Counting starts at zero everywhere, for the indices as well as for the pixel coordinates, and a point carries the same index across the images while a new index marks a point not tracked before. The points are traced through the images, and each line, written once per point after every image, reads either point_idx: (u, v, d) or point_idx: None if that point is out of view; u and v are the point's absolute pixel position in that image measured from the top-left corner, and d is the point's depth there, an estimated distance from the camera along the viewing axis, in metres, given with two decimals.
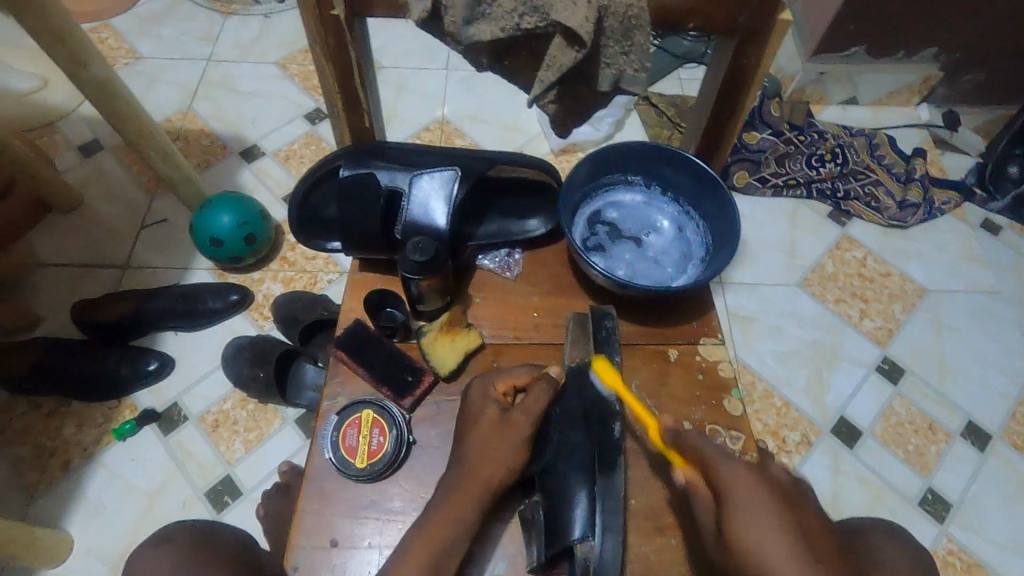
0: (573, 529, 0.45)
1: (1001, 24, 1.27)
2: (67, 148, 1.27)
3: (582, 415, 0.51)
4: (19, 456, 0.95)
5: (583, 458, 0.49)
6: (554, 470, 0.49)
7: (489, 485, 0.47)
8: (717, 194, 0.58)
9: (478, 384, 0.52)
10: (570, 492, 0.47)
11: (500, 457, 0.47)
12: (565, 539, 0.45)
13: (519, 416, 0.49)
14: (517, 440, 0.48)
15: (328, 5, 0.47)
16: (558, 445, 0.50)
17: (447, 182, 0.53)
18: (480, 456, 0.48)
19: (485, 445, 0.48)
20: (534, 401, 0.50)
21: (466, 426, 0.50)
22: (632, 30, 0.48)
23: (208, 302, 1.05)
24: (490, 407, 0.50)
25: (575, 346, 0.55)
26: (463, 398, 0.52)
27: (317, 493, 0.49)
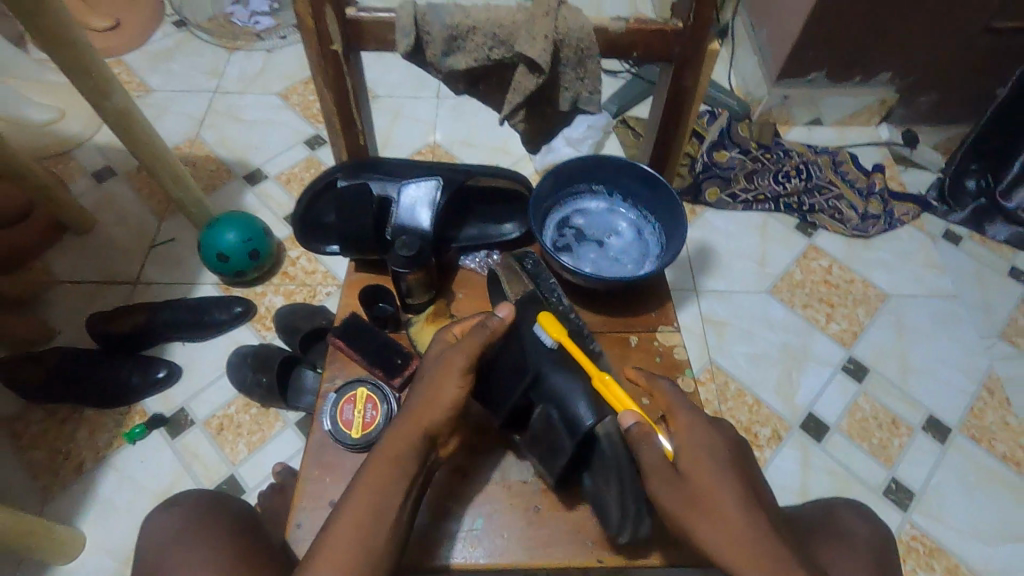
0: (580, 417, 0.54)
1: (948, 50, 1.37)
2: (82, 175, 1.36)
3: (540, 342, 0.57)
4: (35, 460, 1.00)
5: (557, 368, 0.56)
6: (542, 383, 0.56)
7: (426, 427, 0.53)
8: (668, 200, 0.67)
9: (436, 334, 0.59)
10: (564, 395, 0.55)
11: (441, 386, 0.54)
12: (580, 429, 0.54)
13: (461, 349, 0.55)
14: (454, 370, 0.54)
15: (328, 42, 0.55)
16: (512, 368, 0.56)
17: (431, 190, 0.61)
18: (424, 393, 0.54)
19: (427, 381, 0.55)
20: (475, 334, 0.56)
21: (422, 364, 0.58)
22: (586, 60, 0.56)
23: (215, 313, 1.12)
24: (440, 343, 0.57)
25: (511, 283, 0.61)
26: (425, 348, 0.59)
27: (319, 461, 0.56)
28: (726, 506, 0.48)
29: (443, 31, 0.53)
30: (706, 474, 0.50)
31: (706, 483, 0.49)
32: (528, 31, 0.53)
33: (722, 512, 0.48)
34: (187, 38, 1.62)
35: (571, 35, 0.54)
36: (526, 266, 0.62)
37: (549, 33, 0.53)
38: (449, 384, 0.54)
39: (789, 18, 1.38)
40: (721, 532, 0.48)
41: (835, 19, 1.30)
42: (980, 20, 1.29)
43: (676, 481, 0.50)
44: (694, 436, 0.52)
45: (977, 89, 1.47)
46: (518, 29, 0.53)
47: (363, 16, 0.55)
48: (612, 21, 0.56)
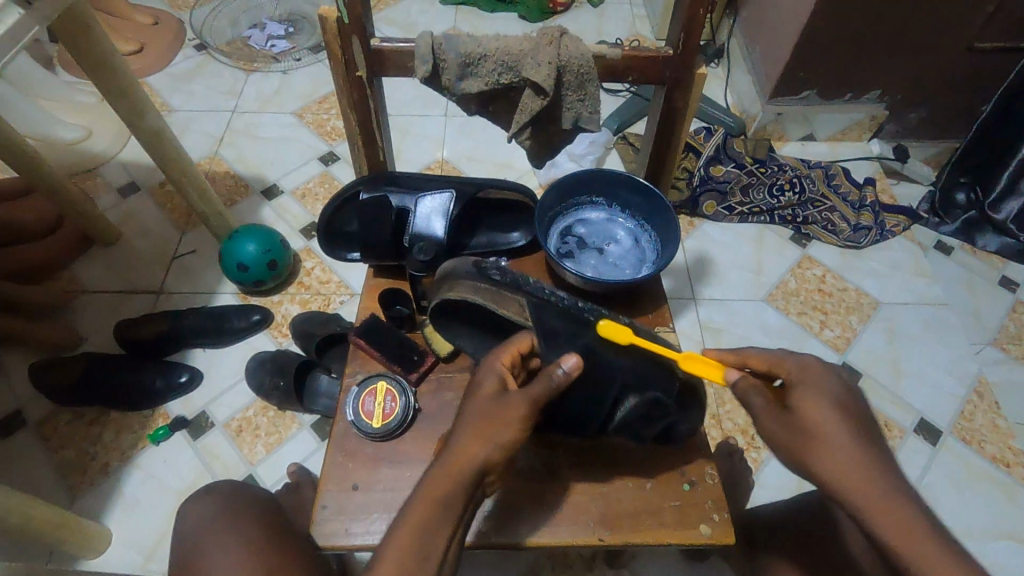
0: (667, 383, 0.60)
1: (933, 69, 1.43)
2: (108, 190, 1.43)
3: (599, 339, 0.59)
4: (63, 460, 1.06)
5: (634, 363, 0.60)
6: (625, 378, 0.60)
7: (471, 465, 0.52)
8: (662, 209, 0.72)
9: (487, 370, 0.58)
10: (650, 376, 0.60)
11: (494, 432, 0.53)
12: (670, 392, 0.60)
13: (514, 398, 0.54)
14: (515, 415, 0.54)
15: (354, 67, 0.62)
16: (587, 388, 0.60)
17: (445, 202, 0.67)
18: (472, 431, 0.54)
19: (477, 423, 0.54)
20: (535, 387, 0.55)
21: (466, 413, 0.56)
22: (585, 83, 0.62)
23: (234, 321, 1.18)
24: (492, 381, 0.57)
25: (495, 300, 0.60)
26: (476, 385, 0.57)
27: (342, 448, 0.61)
28: (834, 441, 0.53)
29: (457, 59, 0.59)
30: (817, 412, 0.55)
31: (818, 419, 0.54)
32: (534, 58, 0.59)
33: (830, 443, 0.53)
34: (207, 60, 1.70)
35: (572, 61, 0.60)
36: (495, 278, 0.62)
37: (552, 59, 0.59)
38: (509, 425, 0.53)
39: (781, 40, 1.44)
40: (827, 461, 0.53)
41: (824, 40, 1.37)
42: (963, 40, 1.35)
43: (785, 416, 0.56)
44: (810, 385, 0.56)
45: (963, 106, 1.53)
46: (524, 57, 0.59)
47: (384, 46, 0.60)
48: (609, 48, 0.61)
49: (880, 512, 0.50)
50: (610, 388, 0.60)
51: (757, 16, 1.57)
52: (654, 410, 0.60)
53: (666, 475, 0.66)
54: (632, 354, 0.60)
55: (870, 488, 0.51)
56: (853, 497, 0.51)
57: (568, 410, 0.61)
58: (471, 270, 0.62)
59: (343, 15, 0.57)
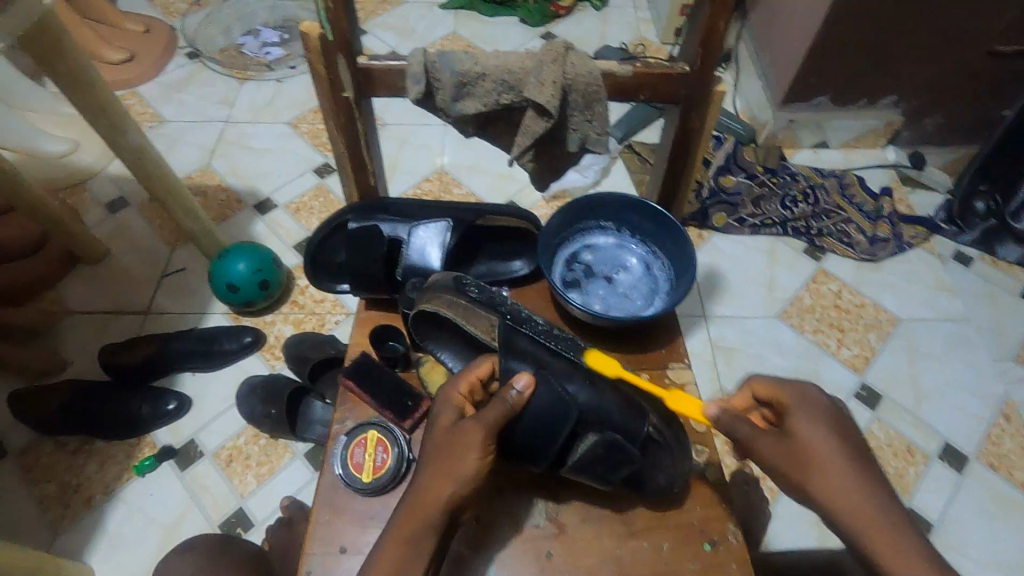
0: (633, 423, 0.54)
1: (952, 74, 1.38)
2: (96, 205, 1.38)
3: (560, 369, 0.54)
4: (45, 493, 1.01)
5: (594, 395, 0.54)
6: (584, 411, 0.53)
7: (440, 503, 0.48)
8: (676, 235, 0.67)
9: (442, 397, 0.54)
10: (614, 415, 0.54)
11: (455, 465, 0.49)
12: (636, 434, 0.54)
13: (471, 424, 0.50)
14: (473, 445, 0.49)
15: (340, 88, 0.56)
16: (538, 422, 0.51)
17: (441, 231, 0.62)
18: (434, 469, 0.50)
19: (438, 458, 0.50)
20: (490, 411, 0.50)
21: (425, 446, 0.52)
22: (593, 102, 0.57)
23: (224, 343, 1.12)
24: (449, 412, 0.52)
25: (466, 317, 0.57)
26: (430, 414, 0.53)
27: (328, 505, 0.56)
28: (828, 472, 0.51)
29: (453, 78, 0.54)
30: (814, 441, 0.52)
31: (813, 450, 0.51)
32: (537, 77, 0.54)
33: (831, 468, 0.51)
34: (199, 69, 1.65)
35: (578, 79, 0.55)
36: (473, 295, 0.59)
37: (557, 78, 0.54)
38: (469, 456, 0.49)
39: (793, 44, 1.39)
40: (823, 487, 0.50)
41: (838, 45, 1.31)
42: (984, 44, 1.30)
43: (781, 440, 0.53)
44: (799, 410, 0.54)
45: (983, 112, 1.47)
46: (526, 76, 0.54)
47: (373, 64, 0.55)
48: (619, 65, 0.56)
49: (864, 528, 0.48)
50: (567, 419, 0.51)
51: (768, 19, 1.51)
52: (614, 452, 0.52)
53: (682, 531, 0.60)
54: (596, 386, 0.54)
55: (871, 514, 0.49)
56: (843, 518, 0.49)
57: (513, 446, 0.53)
58: (450, 284, 0.58)
59: (327, 31, 0.52)
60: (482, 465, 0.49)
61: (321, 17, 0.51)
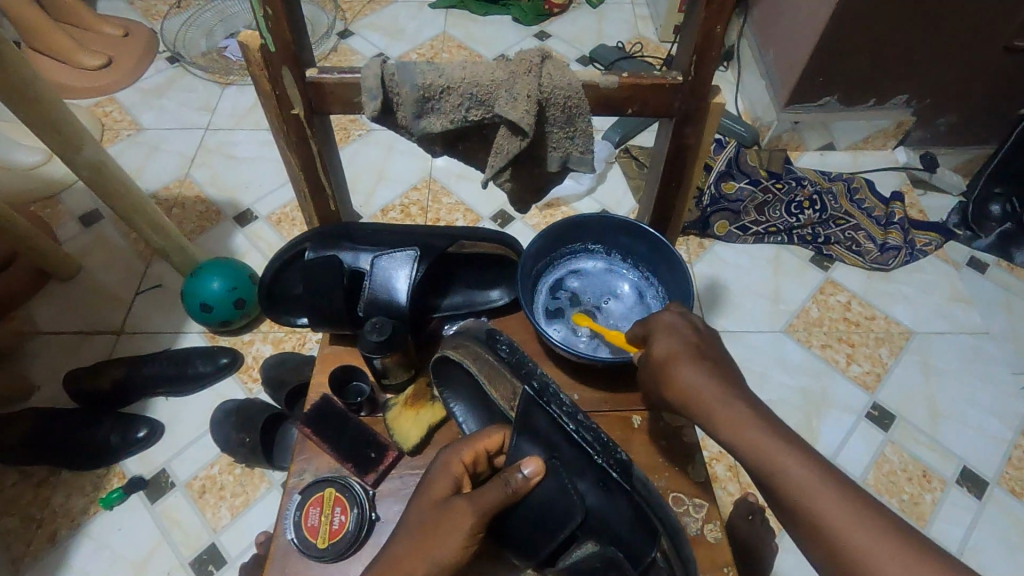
0: (643, 542, 0.45)
1: (967, 72, 1.30)
2: (69, 219, 1.32)
3: (574, 457, 0.47)
4: (7, 528, 0.95)
5: (607, 496, 0.46)
6: (590, 513, 0.46)
7: None
8: (671, 261, 0.60)
9: (440, 461, 0.48)
10: (622, 528, 0.45)
11: (433, 545, 0.43)
12: (643, 558, 0.45)
13: (461, 504, 0.44)
14: (457, 527, 0.43)
15: (288, 105, 0.50)
16: (537, 511, 0.46)
17: (408, 261, 0.55)
18: (411, 539, 0.44)
19: (420, 531, 0.44)
20: (485, 494, 0.44)
21: (412, 511, 0.47)
22: (574, 117, 0.50)
23: (197, 366, 1.07)
24: (447, 482, 0.47)
25: (493, 378, 0.52)
26: (425, 475, 0.48)
27: (280, 574, 0.50)
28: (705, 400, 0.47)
29: (413, 92, 0.48)
30: (673, 351, 0.51)
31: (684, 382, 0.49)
32: (509, 91, 0.48)
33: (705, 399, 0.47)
34: (180, 74, 1.59)
35: (557, 93, 0.48)
36: (502, 356, 0.53)
37: (532, 92, 0.47)
38: (451, 542, 0.43)
39: (799, 41, 1.31)
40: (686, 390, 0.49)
41: (846, 42, 1.24)
42: (1000, 40, 1.22)
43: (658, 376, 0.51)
44: (660, 321, 0.54)
45: (999, 111, 1.40)
46: (497, 88, 0.48)
47: (324, 77, 0.49)
48: (603, 76, 0.49)
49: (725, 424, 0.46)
50: (568, 521, 0.46)
51: (771, 15, 1.44)
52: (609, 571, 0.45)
53: None
54: (611, 491, 0.46)
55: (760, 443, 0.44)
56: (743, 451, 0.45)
57: (505, 532, 0.47)
58: (482, 338, 0.54)
59: (267, 41, 0.45)
60: (462, 554, 0.44)
61: (259, 26, 0.45)
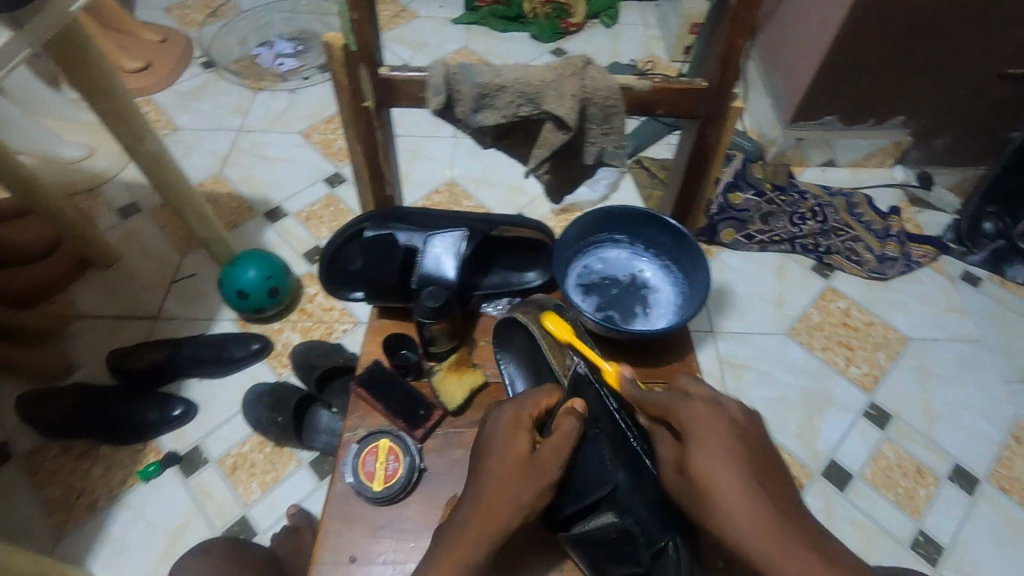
0: (658, 530, 0.54)
1: (959, 97, 1.39)
2: (108, 210, 1.39)
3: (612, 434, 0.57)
4: (49, 497, 1.00)
5: (636, 477, 0.56)
6: (617, 491, 0.56)
7: (504, 528, 0.48)
8: (692, 250, 0.67)
9: (511, 413, 0.54)
10: (642, 506, 0.55)
11: (523, 490, 0.49)
12: (655, 541, 0.54)
13: (549, 455, 0.51)
14: (542, 474, 0.51)
15: (361, 98, 0.57)
16: (587, 478, 0.56)
17: (456, 241, 0.61)
18: (496, 486, 0.49)
19: (505, 480, 0.50)
20: (561, 440, 0.52)
21: (485, 467, 0.51)
22: (611, 116, 0.57)
23: (232, 350, 1.13)
24: (522, 438, 0.52)
25: (553, 348, 0.62)
26: (494, 425, 0.54)
27: (339, 513, 0.56)
28: (717, 478, 0.48)
29: (473, 90, 0.54)
30: (705, 446, 0.50)
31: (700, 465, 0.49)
32: (557, 90, 0.55)
33: (714, 482, 0.48)
34: (214, 79, 1.67)
35: (597, 94, 0.55)
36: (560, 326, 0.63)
37: (577, 92, 0.54)
38: (534, 486, 0.50)
39: (803, 63, 1.40)
40: (729, 520, 0.47)
41: (847, 64, 1.32)
42: (992, 67, 1.31)
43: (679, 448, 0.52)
44: (682, 410, 0.52)
45: (991, 134, 1.48)
46: (546, 88, 0.55)
47: (394, 75, 0.56)
48: (637, 80, 0.57)
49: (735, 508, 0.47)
50: (601, 489, 0.55)
51: (776, 39, 1.53)
52: (620, 543, 0.54)
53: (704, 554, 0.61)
54: (641, 477, 0.56)
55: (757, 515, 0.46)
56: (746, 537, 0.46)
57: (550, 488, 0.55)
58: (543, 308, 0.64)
59: (350, 42, 0.53)
60: (538, 499, 0.50)
61: (345, 28, 0.52)
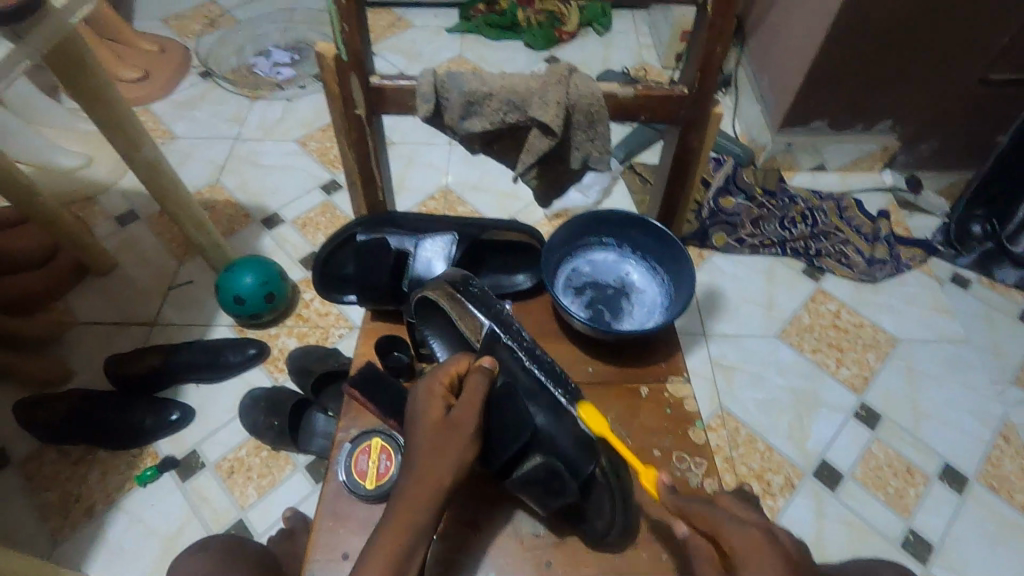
0: (584, 458, 0.57)
1: (944, 103, 1.42)
2: (106, 218, 1.40)
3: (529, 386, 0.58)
4: (46, 502, 1.01)
5: (555, 416, 0.58)
6: (540, 433, 0.57)
7: (441, 486, 0.51)
8: (676, 252, 0.69)
9: (424, 382, 0.56)
10: (566, 443, 0.57)
11: (445, 455, 0.52)
12: (582, 470, 0.57)
13: (462, 414, 0.54)
14: (461, 431, 0.53)
15: (353, 105, 0.59)
16: (501, 428, 0.56)
17: (447, 245, 0.66)
18: (420, 457, 0.52)
19: (425, 450, 0.52)
20: (471, 398, 0.54)
21: (411, 438, 0.54)
22: (595, 122, 0.59)
23: (229, 355, 1.14)
24: (436, 406, 0.54)
25: (452, 305, 0.60)
26: (413, 399, 0.56)
27: (332, 511, 0.57)
28: None
29: (461, 97, 0.56)
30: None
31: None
32: (542, 98, 0.56)
33: None
34: (211, 88, 1.69)
35: (582, 101, 0.57)
36: (473, 291, 0.62)
37: (561, 99, 0.56)
38: (455, 446, 0.52)
39: (792, 70, 1.42)
40: None
41: (834, 70, 1.35)
42: (977, 72, 1.33)
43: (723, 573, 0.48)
44: (727, 529, 0.48)
45: (977, 139, 1.50)
46: (532, 95, 0.56)
47: (385, 83, 0.58)
48: (620, 87, 0.58)
49: None
50: (521, 438, 0.55)
51: (766, 46, 1.56)
52: (552, 480, 0.55)
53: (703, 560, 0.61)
54: (560, 414, 0.58)
55: None
56: None
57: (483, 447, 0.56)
58: (458, 276, 0.63)
59: (341, 52, 0.55)
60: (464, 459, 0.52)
61: (336, 38, 0.54)
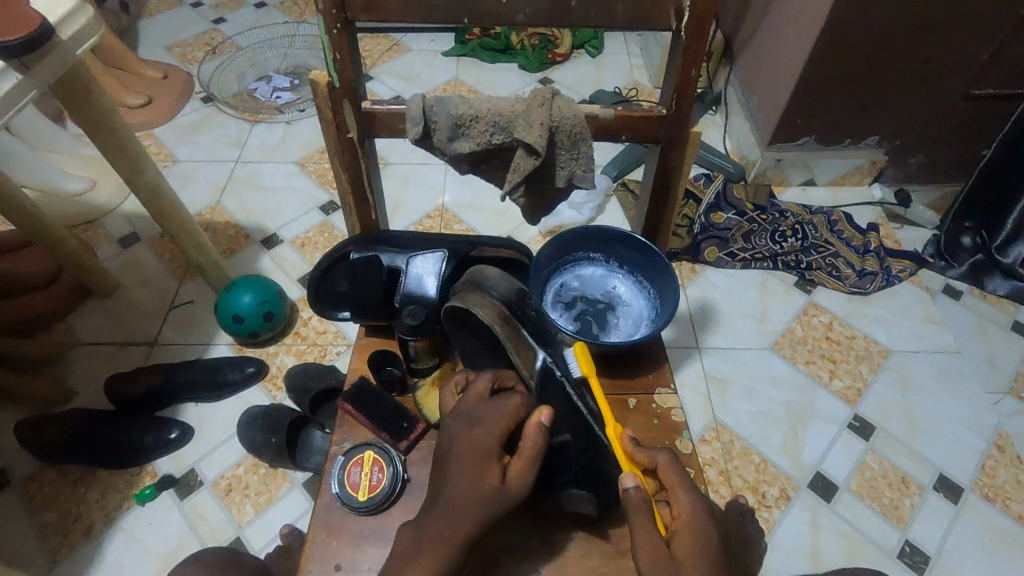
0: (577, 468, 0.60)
1: (928, 118, 1.45)
2: (108, 240, 1.43)
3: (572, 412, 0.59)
4: (45, 522, 1.02)
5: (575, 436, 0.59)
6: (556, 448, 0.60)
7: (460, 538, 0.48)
8: (662, 266, 0.71)
9: (480, 434, 0.52)
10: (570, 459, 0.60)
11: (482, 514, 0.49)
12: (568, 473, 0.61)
13: (516, 484, 0.50)
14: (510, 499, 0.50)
15: (345, 130, 0.62)
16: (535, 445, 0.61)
17: (437, 261, 0.66)
18: (457, 513, 0.49)
19: (471, 512, 0.49)
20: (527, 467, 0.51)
21: (454, 488, 0.50)
22: (578, 142, 0.61)
23: (228, 374, 1.15)
24: (491, 471, 0.50)
25: (507, 330, 0.57)
26: (462, 446, 0.52)
27: (326, 523, 0.58)
28: None
29: (449, 120, 0.59)
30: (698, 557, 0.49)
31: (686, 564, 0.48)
32: (526, 119, 0.59)
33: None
34: (213, 113, 1.73)
35: (564, 122, 0.60)
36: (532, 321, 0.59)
37: (544, 121, 0.59)
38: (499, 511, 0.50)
39: (778, 88, 1.46)
40: None
41: (818, 88, 1.38)
42: (958, 88, 1.37)
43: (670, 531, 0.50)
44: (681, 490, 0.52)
45: (963, 153, 1.53)
46: (516, 118, 0.59)
47: (376, 108, 0.61)
48: (601, 108, 0.61)
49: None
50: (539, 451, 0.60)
51: (753, 66, 1.59)
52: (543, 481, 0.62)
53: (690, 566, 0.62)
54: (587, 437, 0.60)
55: None
56: None
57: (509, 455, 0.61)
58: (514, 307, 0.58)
59: (334, 79, 0.58)
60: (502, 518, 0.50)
61: (329, 67, 0.57)
